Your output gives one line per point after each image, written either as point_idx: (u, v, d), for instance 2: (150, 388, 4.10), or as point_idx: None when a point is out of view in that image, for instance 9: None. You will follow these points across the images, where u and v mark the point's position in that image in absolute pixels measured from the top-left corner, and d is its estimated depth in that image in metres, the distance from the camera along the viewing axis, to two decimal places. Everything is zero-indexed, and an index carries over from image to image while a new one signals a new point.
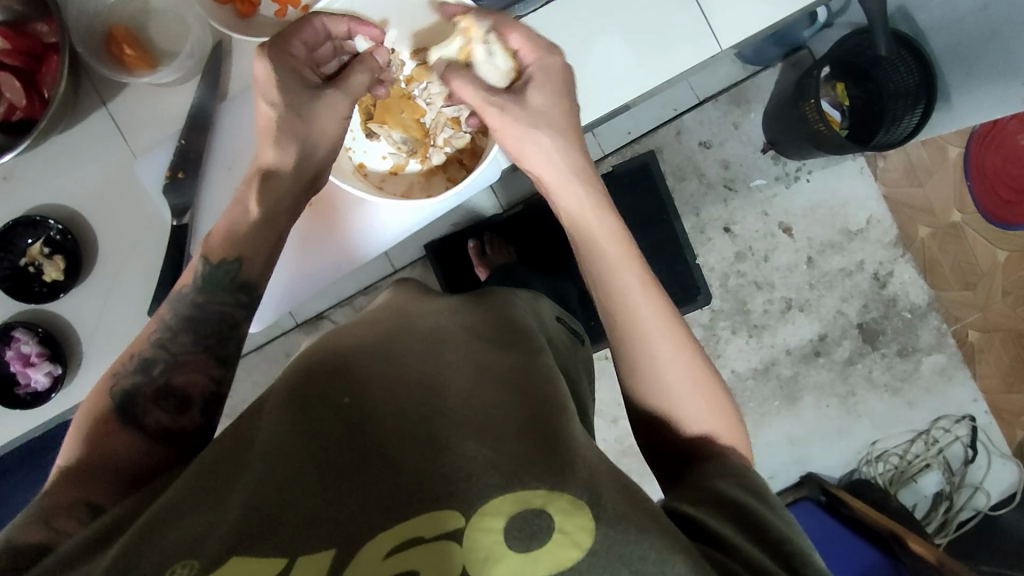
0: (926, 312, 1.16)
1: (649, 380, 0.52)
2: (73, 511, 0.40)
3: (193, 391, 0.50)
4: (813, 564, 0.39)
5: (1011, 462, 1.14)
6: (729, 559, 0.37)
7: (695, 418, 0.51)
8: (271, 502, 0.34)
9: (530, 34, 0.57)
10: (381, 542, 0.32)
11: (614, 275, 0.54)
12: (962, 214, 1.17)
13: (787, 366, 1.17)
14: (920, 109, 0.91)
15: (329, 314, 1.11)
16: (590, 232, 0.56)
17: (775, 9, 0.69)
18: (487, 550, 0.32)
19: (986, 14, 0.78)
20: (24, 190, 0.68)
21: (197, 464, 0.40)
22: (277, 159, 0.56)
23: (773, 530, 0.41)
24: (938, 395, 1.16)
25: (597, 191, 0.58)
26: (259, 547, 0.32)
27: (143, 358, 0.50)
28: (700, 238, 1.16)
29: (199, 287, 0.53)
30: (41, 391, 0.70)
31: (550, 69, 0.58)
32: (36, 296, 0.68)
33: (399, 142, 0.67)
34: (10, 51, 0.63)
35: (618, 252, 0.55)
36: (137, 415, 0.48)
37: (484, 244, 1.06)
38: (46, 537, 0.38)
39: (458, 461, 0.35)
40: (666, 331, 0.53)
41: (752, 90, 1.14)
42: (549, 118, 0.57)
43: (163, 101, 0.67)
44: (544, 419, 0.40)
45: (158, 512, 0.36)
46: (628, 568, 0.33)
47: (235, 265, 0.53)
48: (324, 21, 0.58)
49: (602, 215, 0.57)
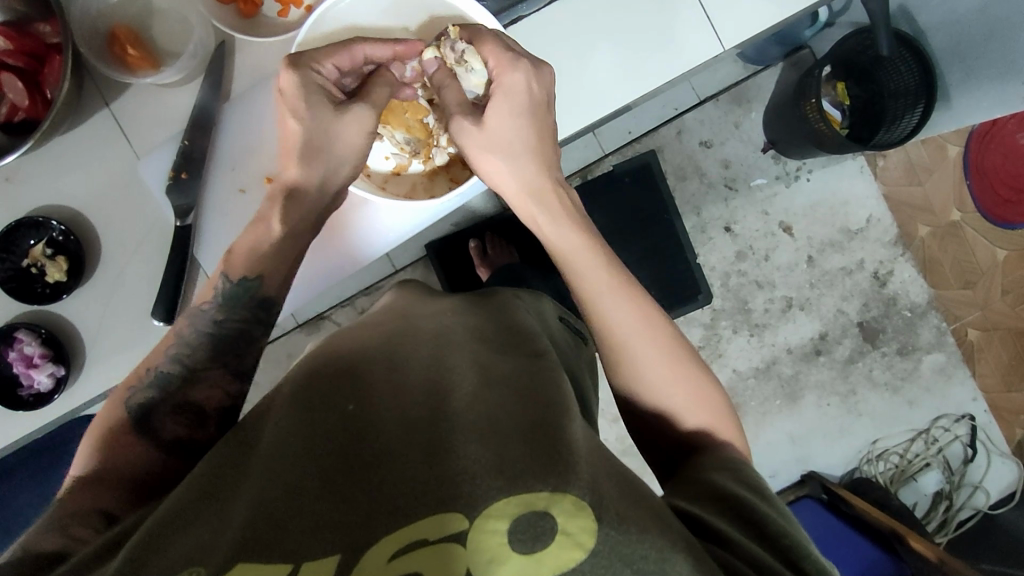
0: (925, 311, 1.17)
1: (633, 382, 0.53)
2: (88, 519, 0.40)
3: (210, 406, 0.50)
4: (813, 559, 0.40)
5: (1010, 461, 1.15)
6: (729, 554, 0.37)
7: (684, 411, 0.52)
8: (276, 507, 0.34)
9: (494, 47, 0.56)
10: (385, 546, 0.32)
11: (588, 288, 0.54)
12: (962, 213, 1.17)
13: (788, 365, 1.17)
14: (920, 110, 0.92)
15: (330, 314, 1.11)
16: (560, 253, 0.56)
17: (778, 9, 0.69)
18: (492, 552, 0.32)
19: (986, 15, 0.78)
20: (26, 190, 0.68)
21: (204, 470, 0.40)
22: (301, 177, 0.57)
23: (773, 525, 0.41)
24: (938, 393, 1.16)
25: (553, 210, 0.57)
26: (264, 553, 0.32)
27: (159, 374, 0.51)
28: (701, 237, 1.16)
29: (219, 304, 0.53)
30: (44, 392, 0.69)
31: (506, 90, 0.56)
32: (39, 297, 0.68)
33: (402, 143, 0.66)
34: (12, 52, 0.62)
35: (592, 266, 0.55)
36: (153, 427, 0.48)
37: (485, 244, 1.06)
38: (60, 544, 0.38)
39: (461, 463, 0.35)
40: (645, 335, 0.53)
41: (752, 90, 1.14)
42: (507, 139, 0.57)
43: (166, 102, 0.67)
44: (547, 420, 0.39)
45: (165, 519, 0.36)
46: (630, 567, 0.33)
47: (256, 283, 0.54)
48: (364, 49, 0.58)
49: (571, 231, 0.56)
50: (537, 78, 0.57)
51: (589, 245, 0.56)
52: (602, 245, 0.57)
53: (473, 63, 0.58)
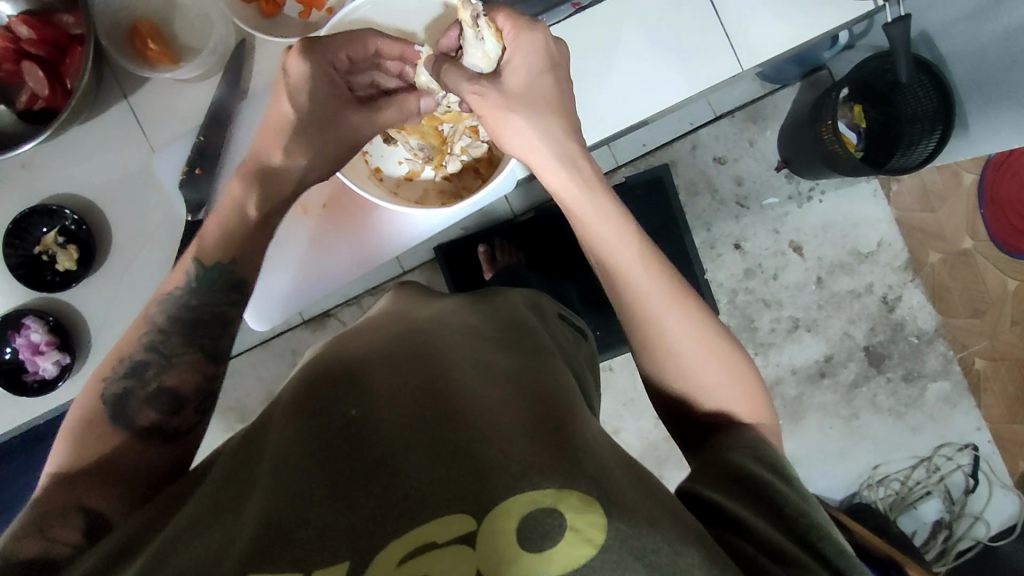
0: (932, 338, 1.16)
1: (661, 351, 0.51)
2: (68, 518, 0.40)
3: (186, 391, 0.49)
4: (830, 539, 0.40)
5: (1012, 494, 1.13)
6: (743, 540, 0.38)
7: (713, 387, 0.51)
8: (285, 515, 0.34)
9: (512, 13, 0.55)
10: (395, 548, 0.32)
11: (624, 272, 0.52)
12: (974, 242, 1.16)
13: (791, 386, 1.17)
14: (937, 135, 0.91)
15: (336, 313, 1.12)
16: (590, 225, 0.54)
17: (799, 31, 0.69)
18: (502, 549, 0.33)
19: (1006, 46, 0.77)
20: (41, 178, 0.69)
21: (209, 481, 0.40)
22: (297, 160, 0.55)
23: (791, 504, 0.41)
24: (941, 422, 1.16)
25: (586, 177, 0.55)
26: (275, 563, 0.32)
27: (132, 362, 0.49)
28: (710, 253, 1.16)
29: (193, 289, 0.51)
30: (48, 379, 0.70)
31: (522, 48, 0.55)
32: (48, 285, 0.69)
33: (416, 149, 0.68)
34: (35, 41, 0.63)
35: (629, 255, 0.53)
36: (130, 415, 0.47)
37: (494, 249, 1.06)
38: (41, 549, 0.38)
39: (467, 463, 0.35)
40: (678, 310, 0.51)
41: (768, 109, 1.14)
42: (528, 99, 0.55)
43: (185, 97, 0.68)
44: (549, 419, 0.40)
45: (172, 535, 0.36)
46: (643, 562, 0.33)
47: (234, 266, 0.52)
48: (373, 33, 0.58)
49: (611, 210, 0.54)
50: (558, 74, 0.56)
51: (621, 219, 0.54)
52: (633, 221, 0.55)
53: (487, 36, 0.55)
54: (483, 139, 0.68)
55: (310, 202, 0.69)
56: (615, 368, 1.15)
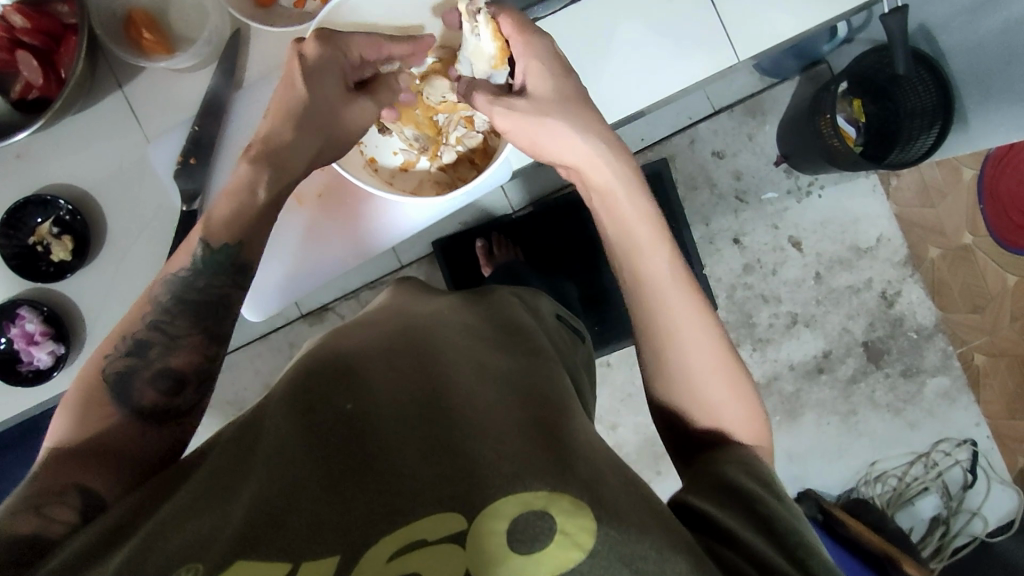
0: (932, 333, 1.16)
1: (665, 348, 0.51)
2: (64, 497, 0.39)
3: (188, 372, 0.49)
4: (820, 558, 0.39)
5: (1010, 490, 1.13)
6: (730, 551, 0.38)
7: (707, 389, 0.50)
8: (276, 504, 0.34)
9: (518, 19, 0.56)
10: (385, 545, 0.32)
11: (640, 265, 0.52)
12: (974, 237, 1.15)
13: (789, 382, 1.17)
14: (936, 130, 0.91)
15: (334, 307, 1.12)
16: (618, 217, 0.54)
17: (798, 21, 0.68)
18: (493, 552, 0.32)
19: (1005, 39, 0.76)
20: (36, 167, 0.69)
21: (201, 470, 0.40)
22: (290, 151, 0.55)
23: (781, 520, 0.41)
24: (940, 417, 1.15)
25: (625, 170, 0.54)
26: (264, 549, 0.32)
27: (136, 340, 0.49)
28: (709, 248, 1.16)
29: (198, 269, 0.51)
30: (43, 370, 0.70)
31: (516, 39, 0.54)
32: (42, 275, 0.69)
33: (411, 139, 0.68)
34: (29, 30, 0.63)
35: (652, 252, 0.52)
36: (130, 396, 0.47)
37: (492, 244, 1.06)
38: (36, 528, 0.37)
39: (462, 463, 0.35)
40: (686, 308, 0.51)
41: (767, 102, 1.14)
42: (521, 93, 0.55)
43: (180, 86, 0.67)
44: (545, 421, 0.40)
45: (162, 518, 0.36)
46: (630, 567, 0.32)
47: (236, 248, 0.51)
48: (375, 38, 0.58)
49: (639, 206, 0.54)
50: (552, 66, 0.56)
51: (645, 215, 0.54)
52: (659, 219, 0.55)
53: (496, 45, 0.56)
54: (478, 129, 0.68)
55: (307, 192, 0.69)
56: (613, 363, 1.15)
